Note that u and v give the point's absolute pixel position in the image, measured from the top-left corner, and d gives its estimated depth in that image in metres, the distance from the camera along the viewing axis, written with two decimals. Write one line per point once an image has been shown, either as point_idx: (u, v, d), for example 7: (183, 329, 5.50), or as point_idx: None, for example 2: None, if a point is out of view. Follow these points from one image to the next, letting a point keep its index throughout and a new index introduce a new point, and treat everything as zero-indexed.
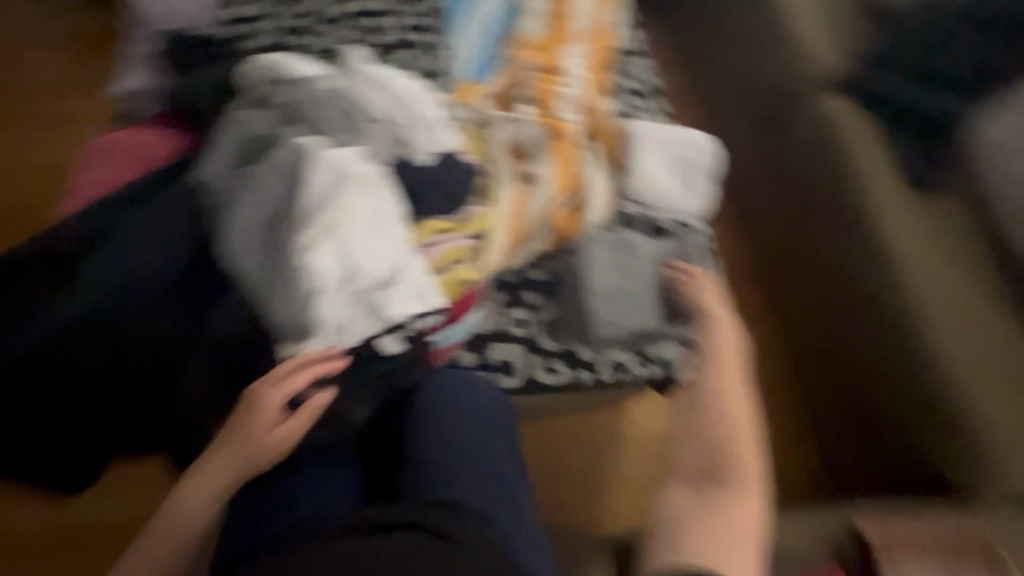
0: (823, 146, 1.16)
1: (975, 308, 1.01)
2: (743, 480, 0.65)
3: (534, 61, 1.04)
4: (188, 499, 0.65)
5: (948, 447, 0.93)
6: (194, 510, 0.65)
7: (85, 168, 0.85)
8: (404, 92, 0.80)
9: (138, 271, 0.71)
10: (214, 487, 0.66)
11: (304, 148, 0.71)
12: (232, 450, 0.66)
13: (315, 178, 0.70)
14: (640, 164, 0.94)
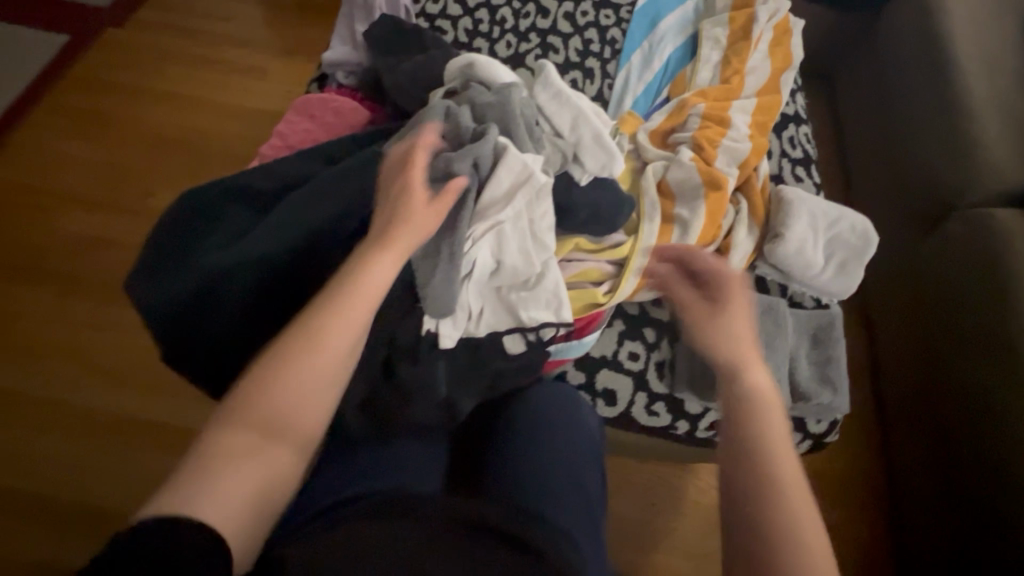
0: (980, 261, 1.10)
1: None
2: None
3: (703, 106, 1.03)
4: (333, 310, 0.57)
5: None
6: (337, 329, 0.56)
7: (287, 122, 0.95)
8: (588, 113, 0.83)
9: (313, 227, 0.74)
10: (366, 292, 0.59)
11: (501, 149, 0.74)
12: (384, 249, 0.60)
13: (500, 180, 0.73)
14: (793, 231, 0.89)
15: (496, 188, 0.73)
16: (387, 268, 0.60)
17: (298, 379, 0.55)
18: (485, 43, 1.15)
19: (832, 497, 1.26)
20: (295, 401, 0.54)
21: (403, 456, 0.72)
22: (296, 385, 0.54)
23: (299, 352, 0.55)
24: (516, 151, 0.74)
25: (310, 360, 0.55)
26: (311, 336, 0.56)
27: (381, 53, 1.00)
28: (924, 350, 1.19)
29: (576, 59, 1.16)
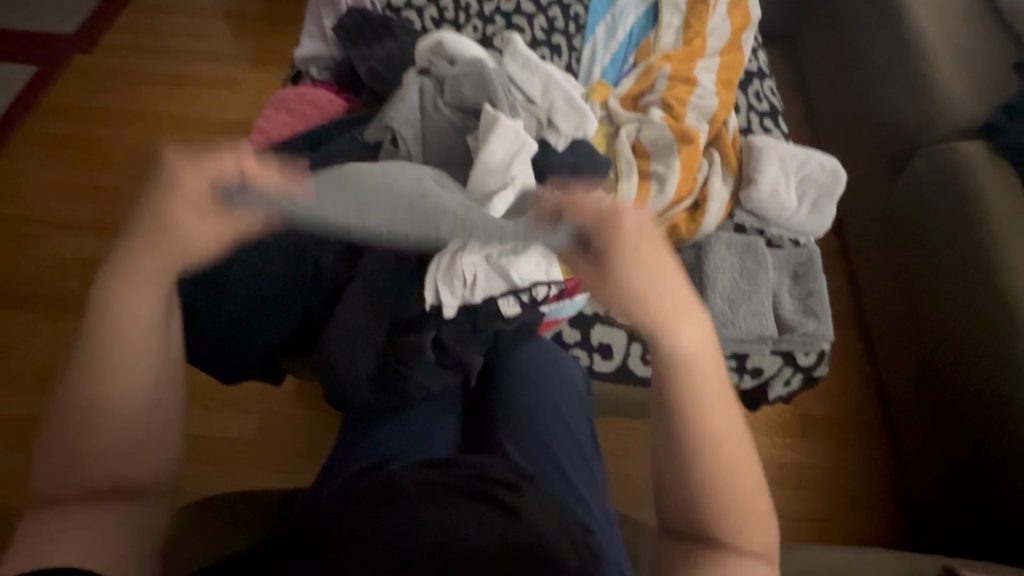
0: (951, 193, 1.14)
1: None
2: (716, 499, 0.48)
3: (668, 68, 1.07)
4: (95, 362, 0.48)
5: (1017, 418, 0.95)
6: (131, 372, 0.49)
7: (265, 118, 0.97)
8: (558, 76, 0.87)
9: None
10: (121, 323, 0.48)
11: (488, 119, 0.75)
12: (127, 275, 0.48)
13: (492, 148, 0.74)
14: (764, 176, 0.93)
15: (487, 156, 0.73)
16: (150, 299, 0.49)
17: (102, 437, 0.48)
18: (452, 29, 1.18)
19: (833, 438, 1.30)
20: (112, 455, 0.48)
21: (410, 425, 0.72)
22: (101, 444, 0.48)
23: (81, 411, 0.47)
24: (507, 121, 0.75)
25: (102, 416, 0.48)
26: (85, 385, 0.48)
27: (351, 44, 1.02)
28: (906, 288, 1.22)
29: (542, 35, 1.19)
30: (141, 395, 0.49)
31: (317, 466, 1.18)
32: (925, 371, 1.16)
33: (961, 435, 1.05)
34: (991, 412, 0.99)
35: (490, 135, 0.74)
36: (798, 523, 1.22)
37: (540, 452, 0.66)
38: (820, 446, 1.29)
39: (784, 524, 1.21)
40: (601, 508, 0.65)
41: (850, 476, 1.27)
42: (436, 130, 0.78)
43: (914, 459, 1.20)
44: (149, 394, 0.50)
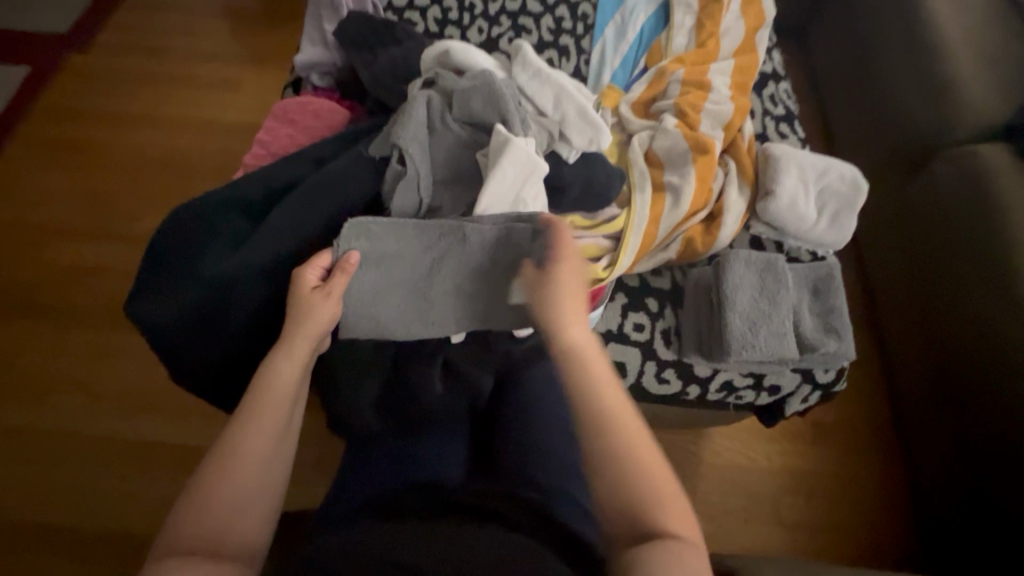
0: (970, 198, 1.11)
1: None
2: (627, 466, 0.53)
3: (681, 72, 1.03)
4: (247, 420, 0.57)
5: None
6: (268, 424, 0.57)
7: (266, 128, 0.94)
8: (571, 87, 0.83)
9: (319, 232, 0.75)
10: (277, 391, 0.59)
11: (501, 142, 0.71)
12: (287, 351, 0.61)
13: (504, 172, 0.71)
14: (783, 186, 0.90)
15: (498, 179, 0.71)
16: (293, 361, 0.61)
17: (227, 488, 0.53)
18: (457, 32, 1.15)
19: (846, 446, 1.29)
20: (238, 499, 0.54)
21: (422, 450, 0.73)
22: (226, 499, 0.53)
23: (225, 464, 0.54)
24: (519, 142, 0.72)
25: (241, 471, 0.54)
26: (229, 447, 0.55)
27: (353, 51, 0.99)
28: (922, 295, 1.19)
29: (550, 37, 1.16)
30: (260, 470, 0.56)
31: (324, 480, 1.17)
32: (940, 382, 1.14)
33: (979, 449, 1.03)
34: (1009, 426, 0.97)
35: (501, 160, 0.71)
36: (810, 532, 1.20)
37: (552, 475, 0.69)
38: (833, 455, 1.27)
39: (796, 535, 1.20)
40: None
41: (861, 485, 1.25)
42: (445, 149, 0.75)
43: (929, 469, 1.18)
44: (271, 460, 0.57)
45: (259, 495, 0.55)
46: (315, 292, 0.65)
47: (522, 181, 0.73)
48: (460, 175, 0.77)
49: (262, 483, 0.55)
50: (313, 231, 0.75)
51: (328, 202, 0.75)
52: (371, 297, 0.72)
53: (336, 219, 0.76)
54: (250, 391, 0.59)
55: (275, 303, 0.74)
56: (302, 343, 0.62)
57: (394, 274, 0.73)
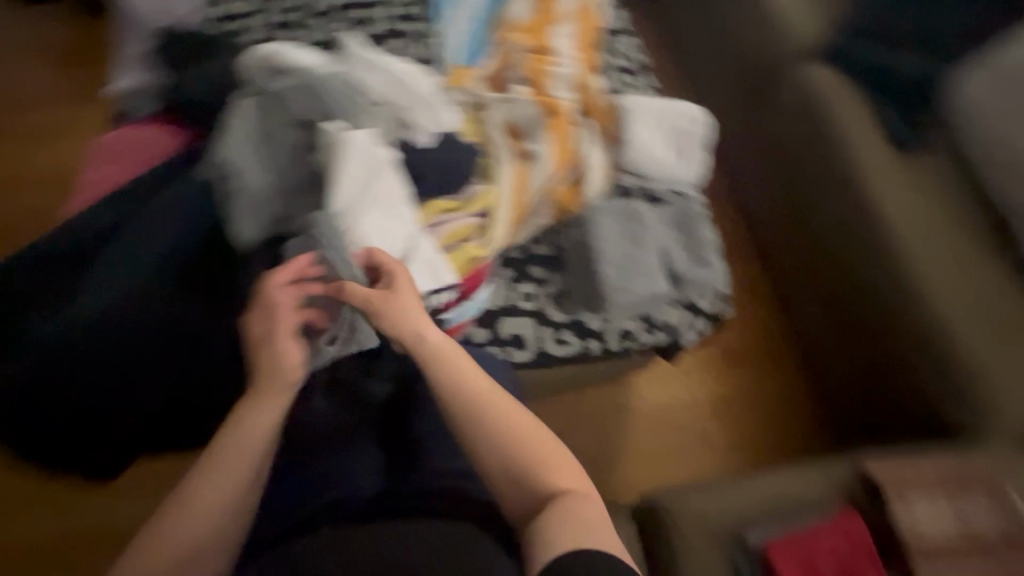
0: (809, 117, 1.21)
1: (932, 200, 1.11)
2: (531, 451, 0.63)
3: (525, 42, 1.05)
4: (212, 467, 0.59)
5: (903, 321, 1.04)
6: (234, 470, 0.60)
7: (89, 167, 0.86)
8: (406, 75, 0.83)
9: (164, 263, 0.73)
10: (248, 443, 0.60)
11: (329, 137, 0.71)
12: (263, 400, 0.61)
13: (346, 165, 0.70)
14: (634, 135, 0.96)
15: (342, 180, 0.70)
16: (269, 413, 0.61)
17: (187, 526, 0.58)
18: (295, 34, 1.09)
19: (754, 366, 1.37)
20: (200, 532, 0.58)
21: (331, 467, 0.72)
22: (187, 532, 0.58)
23: (189, 507, 0.58)
24: (349, 137, 0.72)
25: (201, 512, 0.58)
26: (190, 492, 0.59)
27: (176, 71, 0.92)
28: (788, 212, 1.28)
29: (393, 25, 1.11)
30: (222, 511, 0.59)
31: None
32: (817, 287, 1.22)
33: (862, 347, 1.12)
34: (875, 309, 1.08)
35: (339, 154, 0.70)
36: (738, 451, 1.29)
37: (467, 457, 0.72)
38: (745, 376, 1.36)
39: (726, 457, 1.28)
40: None
41: (774, 395, 1.35)
42: (280, 155, 0.73)
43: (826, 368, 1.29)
44: (236, 504, 0.60)
45: (215, 535, 0.59)
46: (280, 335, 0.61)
47: (372, 178, 0.72)
48: (302, 180, 0.73)
49: (224, 521, 0.60)
50: (152, 262, 0.72)
51: (167, 231, 0.73)
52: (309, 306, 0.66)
53: (178, 246, 0.73)
54: (223, 434, 0.61)
55: (124, 343, 0.71)
56: (271, 405, 0.61)
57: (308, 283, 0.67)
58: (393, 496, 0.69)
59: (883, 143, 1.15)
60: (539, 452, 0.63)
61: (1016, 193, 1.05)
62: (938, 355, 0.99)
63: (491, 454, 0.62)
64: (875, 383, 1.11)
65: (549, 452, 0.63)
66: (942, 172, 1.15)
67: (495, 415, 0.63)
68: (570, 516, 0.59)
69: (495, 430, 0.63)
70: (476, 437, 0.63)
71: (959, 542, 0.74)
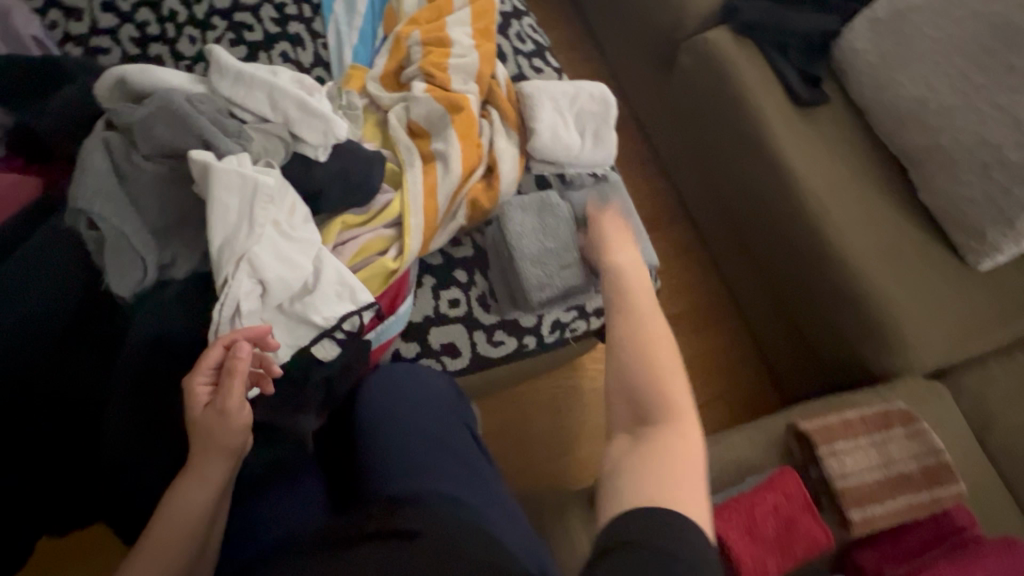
0: (714, 81, 1.22)
1: (836, 152, 1.15)
2: (680, 411, 0.52)
3: (418, 34, 0.99)
4: (146, 556, 0.54)
5: (818, 275, 1.09)
6: (168, 556, 0.55)
7: None
8: (283, 83, 0.75)
9: (34, 324, 0.65)
10: (184, 526, 0.55)
11: (199, 169, 0.65)
12: (196, 478, 0.57)
13: (222, 202, 0.66)
14: (541, 122, 0.91)
15: (221, 215, 0.66)
16: (206, 491, 0.57)
17: None
18: (165, 48, 0.99)
19: (695, 327, 1.37)
20: None
21: (261, 514, 0.65)
22: None
23: None
24: (223, 165, 0.66)
25: None
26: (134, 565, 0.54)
27: (21, 104, 0.81)
28: (708, 177, 1.29)
29: (276, 29, 1.03)
30: None
31: None
32: (742, 247, 1.26)
33: (784, 301, 1.18)
34: (797, 267, 1.12)
35: (211, 188, 0.65)
36: None
37: (422, 475, 0.64)
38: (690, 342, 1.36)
39: None
40: (498, 512, 0.65)
41: (722, 354, 1.36)
42: (147, 191, 0.67)
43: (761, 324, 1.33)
44: None
45: None
46: (209, 409, 0.58)
47: (249, 207, 0.67)
48: (184, 217, 0.69)
49: None
50: (3, 342, 0.63)
51: (16, 297, 0.64)
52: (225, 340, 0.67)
53: (35, 314, 0.65)
54: (156, 518, 0.56)
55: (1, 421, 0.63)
56: (215, 469, 0.58)
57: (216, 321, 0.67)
58: (338, 530, 0.57)
59: (784, 102, 1.18)
60: (676, 407, 0.52)
61: (908, 137, 1.11)
62: (855, 301, 1.05)
63: (637, 379, 0.54)
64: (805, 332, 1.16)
65: (685, 415, 0.52)
66: (844, 124, 1.19)
67: (656, 344, 0.56)
68: (669, 474, 0.47)
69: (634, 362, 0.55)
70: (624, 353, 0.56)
71: (884, 481, 0.79)
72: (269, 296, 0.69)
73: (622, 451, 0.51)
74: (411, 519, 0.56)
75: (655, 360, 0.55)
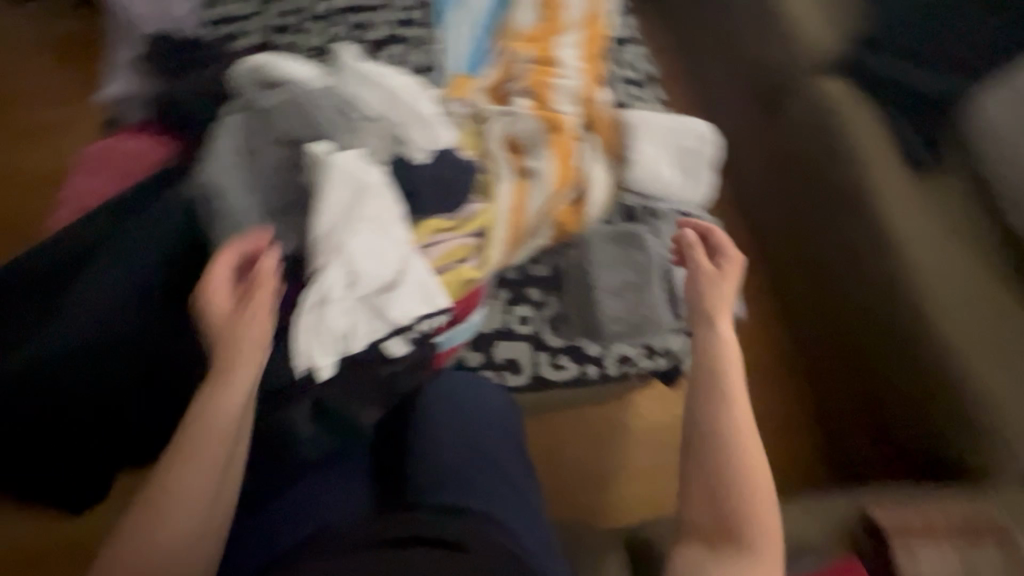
0: (819, 132, 1.17)
1: (947, 223, 1.08)
2: (760, 508, 0.59)
3: (529, 52, 1.02)
4: (179, 466, 0.55)
5: (909, 349, 1.01)
6: (202, 465, 0.55)
7: (75, 178, 0.83)
8: (400, 88, 0.79)
9: (133, 294, 0.69)
10: (214, 434, 0.55)
11: (314, 158, 0.70)
12: (222, 386, 0.56)
13: (332, 192, 0.69)
14: (640, 155, 0.92)
15: (327, 204, 0.69)
16: (232, 398, 0.56)
17: (166, 536, 0.54)
18: (290, 37, 1.04)
19: (758, 383, 1.31)
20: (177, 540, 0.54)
21: (316, 497, 0.70)
22: (163, 543, 0.54)
23: (158, 516, 0.54)
24: (342, 160, 0.71)
25: (173, 519, 0.54)
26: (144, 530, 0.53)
27: (167, 78, 0.89)
28: (795, 229, 1.24)
29: (393, 30, 1.06)
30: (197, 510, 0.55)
31: None
32: (819, 306, 1.20)
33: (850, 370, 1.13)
34: (887, 342, 1.05)
35: (324, 180, 0.69)
36: None
37: (472, 483, 0.69)
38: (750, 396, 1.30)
39: None
40: (535, 538, 0.67)
41: (786, 415, 1.28)
42: (266, 172, 0.72)
43: None
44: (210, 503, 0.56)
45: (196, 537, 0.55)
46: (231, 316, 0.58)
47: (356, 203, 0.70)
48: (290, 202, 0.72)
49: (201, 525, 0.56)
50: (109, 308, 0.69)
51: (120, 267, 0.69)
52: (309, 326, 0.67)
53: (134, 285, 0.69)
54: (183, 429, 0.56)
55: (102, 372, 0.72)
56: (240, 375, 0.57)
57: (304, 306, 0.67)
58: (384, 527, 0.60)
59: (896, 163, 1.11)
60: (756, 512, 0.59)
61: None
62: (946, 385, 0.96)
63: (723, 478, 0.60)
64: (886, 409, 1.06)
65: (769, 523, 0.59)
66: (959, 195, 1.11)
67: (743, 438, 0.61)
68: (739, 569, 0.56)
69: (722, 459, 0.61)
70: (706, 447, 0.62)
71: None
72: (358, 286, 0.69)
73: (696, 547, 0.59)
74: (457, 530, 0.59)
75: (717, 454, 0.61)
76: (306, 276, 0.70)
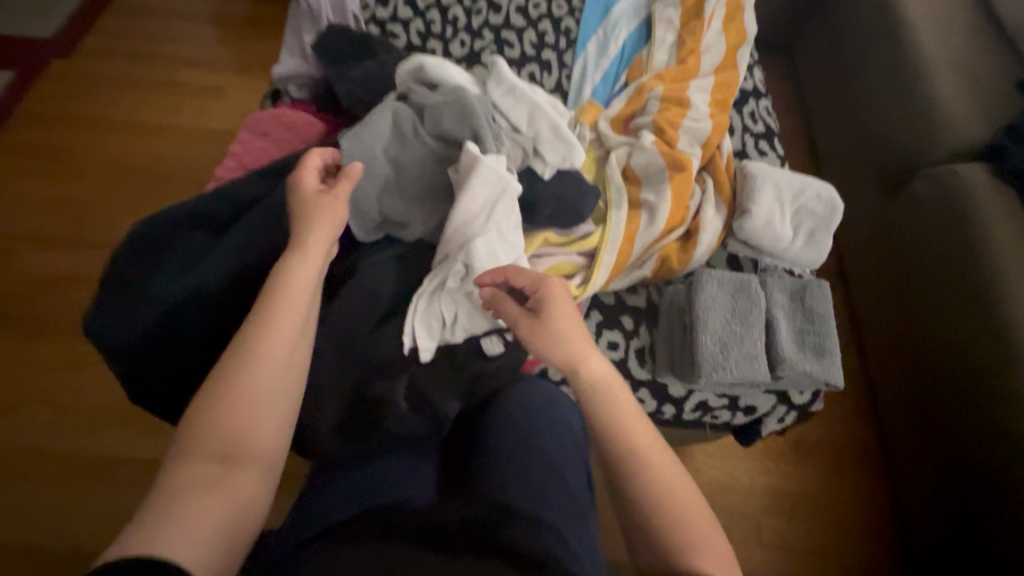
0: (949, 216, 1.11)
1: None
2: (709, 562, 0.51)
3: (661, 89, 1.03)
4: (261, 328, 0.59)
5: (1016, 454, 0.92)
6: (282, 330, 0.60)
7: (239, 138, 0.93)
8: (543, 104, 0.85)
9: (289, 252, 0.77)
10: (295, 298, 0.62)
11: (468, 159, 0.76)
12: (304, 257, 0.65)
13: (473, 190, 0.75)
14: (759, 206, 0.89)
15: (467, 201, 0.75)
16: (311, 268, 0.65)
17: (246, 396, 0.56)
18: (440, 45, 1.14)
19: (823, 460, 1.28)
20: (257, 396, 0.57)
21: (389, 474, 0.70)
22: (246, 398, 0.56)
23: (242, 373, 0.57)
24: (487, 162, 0.76)
25: (252, 375, 0.57)
26: (238, 389, 0.56)
27: (331, 65, 0.99)
28: (904, 312, 1.19)
29: (531, 52, 1.14)
30: (278, 370, 0.59)
31: (287, 500, 1.12)
32: (920, 396, 1.14)
33: (954, 468, 1.03)
34: (987, 448, 0.97)
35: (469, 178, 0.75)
36: (791, 552, 1.19)
37: (541, 493, 0.66)
38: (812, 472, 1.27)
39: (777, 555, 1.19)
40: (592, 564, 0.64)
41: (848, 496, 1.25)
42: (415, 162, 0.80)
43: (914, 491, 1.16)
44: (287, 367, 0.60)
45: (273, 398, 0.58)
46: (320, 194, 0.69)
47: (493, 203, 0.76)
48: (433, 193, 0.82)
49: (279, 388, 0.58)
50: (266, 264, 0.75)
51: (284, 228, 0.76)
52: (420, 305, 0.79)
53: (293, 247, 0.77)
54: (264, 299, 0.62)
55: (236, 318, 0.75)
56: (316, 249, 0.66)
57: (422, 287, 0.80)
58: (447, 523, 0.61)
59: None
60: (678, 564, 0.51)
61: None
62: None
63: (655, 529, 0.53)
64: (980, 514, 0.98)
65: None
66: None
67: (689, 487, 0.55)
68: None
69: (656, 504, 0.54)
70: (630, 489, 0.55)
71: None
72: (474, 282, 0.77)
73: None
74: (519, 542, 0.58)
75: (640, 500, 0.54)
76: (436, 262, 0.80)
